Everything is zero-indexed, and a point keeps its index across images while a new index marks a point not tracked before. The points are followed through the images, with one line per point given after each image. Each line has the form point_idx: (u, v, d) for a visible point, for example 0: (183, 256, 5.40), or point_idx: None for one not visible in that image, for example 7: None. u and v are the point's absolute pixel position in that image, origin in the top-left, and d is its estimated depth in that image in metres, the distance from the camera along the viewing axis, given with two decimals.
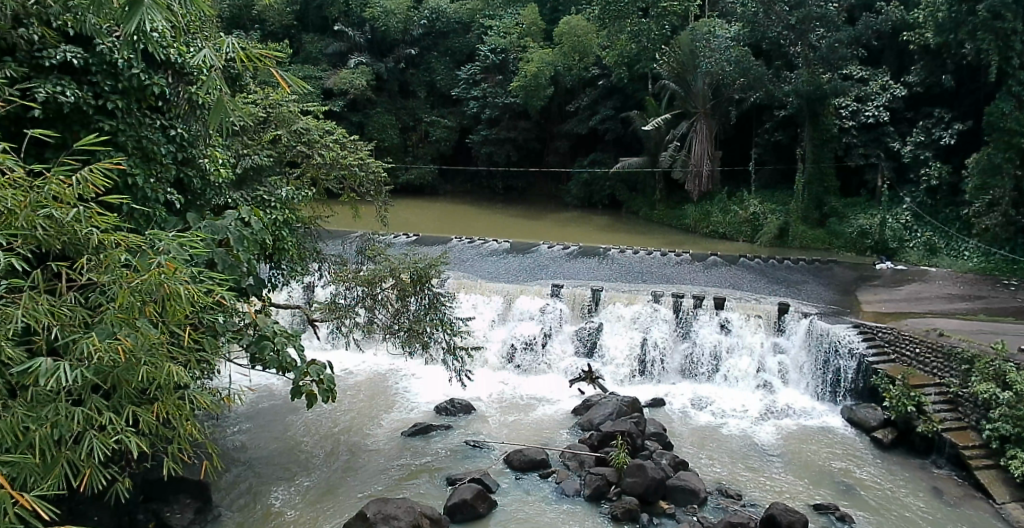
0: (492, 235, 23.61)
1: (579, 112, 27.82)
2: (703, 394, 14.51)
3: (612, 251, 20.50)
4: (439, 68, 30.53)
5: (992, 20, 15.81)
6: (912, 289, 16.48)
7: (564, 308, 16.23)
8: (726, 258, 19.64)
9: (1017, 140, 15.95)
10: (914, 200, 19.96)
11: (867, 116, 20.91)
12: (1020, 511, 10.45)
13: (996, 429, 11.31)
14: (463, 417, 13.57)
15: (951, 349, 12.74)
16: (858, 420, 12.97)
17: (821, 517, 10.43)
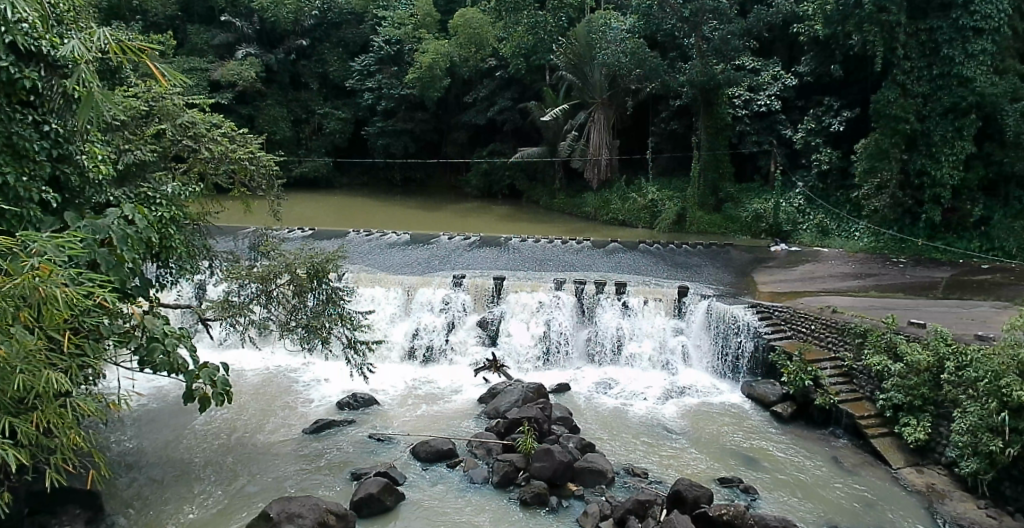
0: (392, 227, 23.13)
1: (478, 104, 27.53)
2: (608, 377, 14.59)
3: (513, 241, 20.40)
4: (332, 59, 29.45)
5: (879, 12, 16.61)
6: (805, 269, 17.18)
7: (467, 298, 15.89)
8: (626, 244, 19.93)
9: (901, 126, 16.82)
10: (806, 185, 20.80)
11: (760, 105, 21.55)
12: (915, 475, 10.78)
13: (889, 399, 11.63)
14: (365, 412, 13.10)
15: (845, 325, 13.13)
16: (758, 395, 13.20)
17: (726, 491, 10.55)
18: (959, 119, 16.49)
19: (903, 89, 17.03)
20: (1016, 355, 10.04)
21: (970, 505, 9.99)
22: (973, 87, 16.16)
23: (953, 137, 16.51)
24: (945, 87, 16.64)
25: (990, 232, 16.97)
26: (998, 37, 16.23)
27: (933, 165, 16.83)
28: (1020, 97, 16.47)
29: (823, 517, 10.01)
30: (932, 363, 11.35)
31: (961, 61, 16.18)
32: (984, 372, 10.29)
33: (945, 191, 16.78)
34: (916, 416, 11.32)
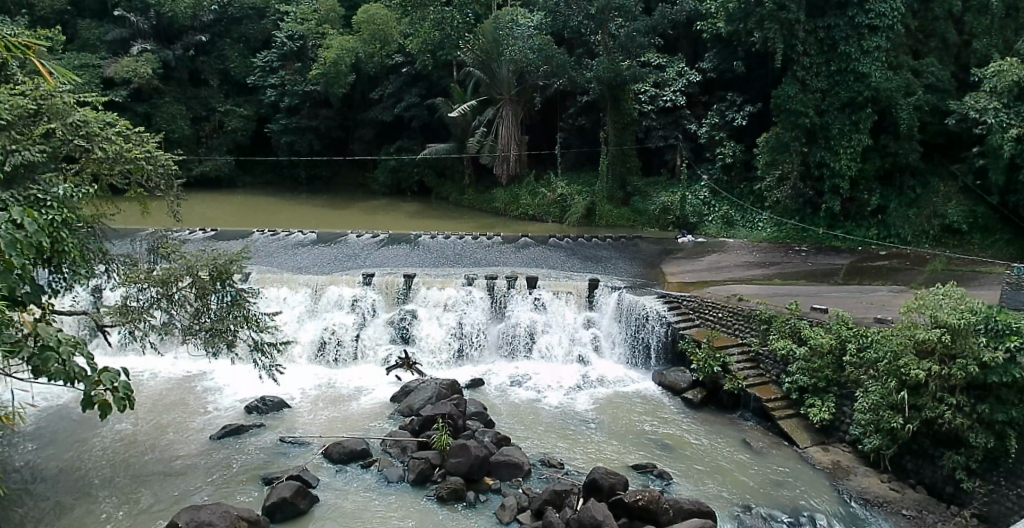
0: (298, 225, 22.38)
1: (384, 100, 27.21)
2: (521, 371, 14.32)
3: (423, 237, 20.09)
4: (233, 55, 28.08)
5: (778, 10, 17.31)
6: (712, 260, 17.70)
7: (377, 297, 15.51)
8: (536, 239, 19.98)
9: (801, 120, 17.58)
10: (711, 178, 21.43)
11: (665, 101, 22.05)
12: (821, 453, 10.83)
13: (795, 382, 11.70)
14: (275, 416, 12.49)
15: (751, 311, 13.19)
16: (668, 383, 13.20)
17: (640, 476, 10.39)
18: (855, 112, 17.39)
19: (803, 85, 17.81)
20: (913, 336, 9.88)
21: (874, 480, 10.05)
22: (868, 82, 17.02)
23: (851, 131, 17.39)
24: (841, 83, 17.48)
25: (886, 220, 17.99)
26: (890, 33, 17.04)
27: (832, 157, 17.62)
28: (912, 92, 17.50)
29: (735, 495, 9.91)
30: (834, 346, 11.49)
31: (858, 57, 17.03)
32: (884, 352, 10.20)
33: (844, 181, 17.53)
34: (821, 397, 11.44)
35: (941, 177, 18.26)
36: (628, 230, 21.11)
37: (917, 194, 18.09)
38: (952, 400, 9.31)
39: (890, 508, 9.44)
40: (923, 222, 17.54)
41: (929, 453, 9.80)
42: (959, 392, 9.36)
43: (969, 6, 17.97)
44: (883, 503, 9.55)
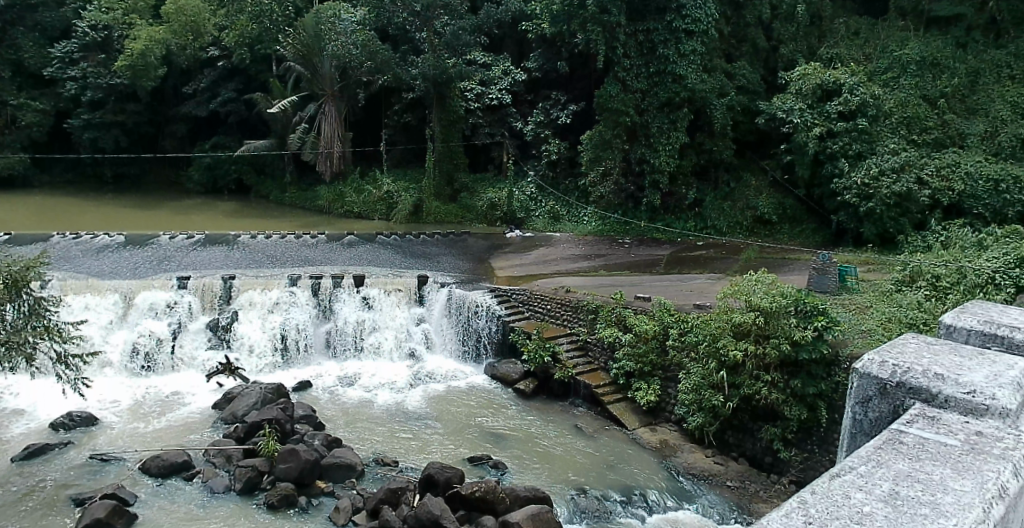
0: (101, 228, 20.05)
1: (198, 95, 24.94)
2: (351, 371, 13.62)
3: (243, 237, 18.78)
4: (28, 45, 24.40)
5: (601, 14, 18.15)
6: (540, 254, 18.04)
7: (193, 300, 14.14)
8: (363, 237, 19.28)
9: (623, 119, 18.44)
10: (537, 173, 21.85)
11: (491, 98, 22.37)
12: (648, 433, 11.29)
13: (621, 367, 12.12)
14: (86, 431, 11.02)
15: (578, 302, 13.28)
16: (501, 375, 13.10)
17: (475, 468, 10.16)
18: (673, 112, 18.47)
19: (624, 85, 18.58)
20: (730, 319, 10.53)
21: (700, 455, 10.67)
22: (684, 84, 18.15)
23: (669, 129, 18.47)
24: (660, 84, 18.45)
25: (703, 213, 19.36)
26: (705, 38, 18.28)
27: (652, 154, 18.61)
28: (725, 92, 18.86)
29: (570, 479, 10.01)
30: (658, 331, 11.84)
31: (674, 60, 18.09)
32: (704, 335, 10.89)
33: (663, 176, 18.59)
34: (646, 381, 11.89)
35: (752, 173, 20.05)
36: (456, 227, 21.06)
37: (731, 188, 19.69)
38: (767, 377, 10.05)
39: (716, 480, 10.05)
40: (737, 214, 19.04)
41: (749, 427, 10.57)
42: (773, 370, 10.06)
43: (776, 14, 19.92)
44: (709, 476, 10.13)
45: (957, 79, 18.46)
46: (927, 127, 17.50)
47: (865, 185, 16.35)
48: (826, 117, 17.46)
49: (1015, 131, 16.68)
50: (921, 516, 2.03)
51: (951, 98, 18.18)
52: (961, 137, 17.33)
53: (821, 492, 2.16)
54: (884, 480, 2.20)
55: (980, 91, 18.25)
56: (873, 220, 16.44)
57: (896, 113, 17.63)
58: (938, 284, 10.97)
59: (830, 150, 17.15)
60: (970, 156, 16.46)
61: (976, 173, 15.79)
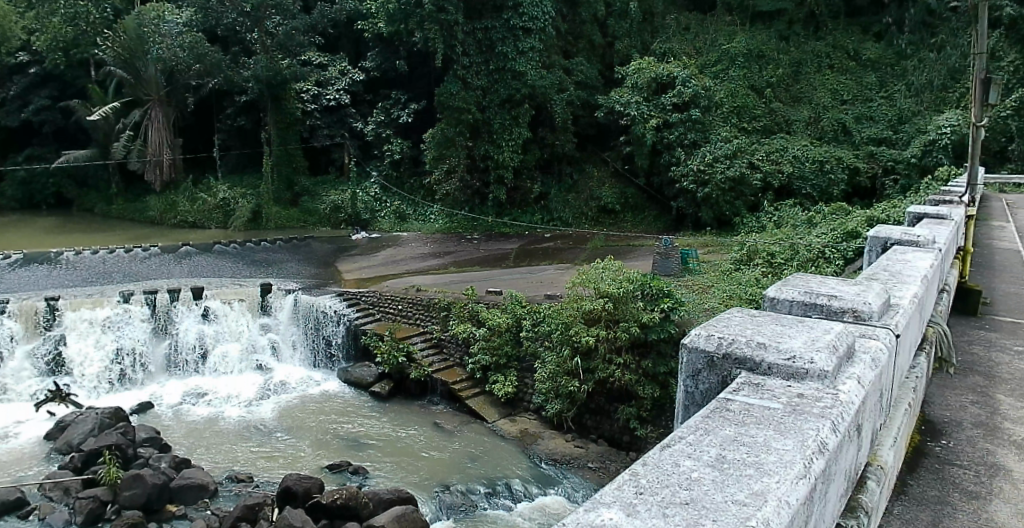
0: None
1: (7, 104, 22.78)
2: (195, 387, 12.71)
3: (68, 254, 17.41)
4: None
5: (438, 12, 18.18)
6: (386, 255, 17.76)
7: (14, 325, 12.71)
8: (199, 247, 18.33)
9: (464, 116, 18.60)
10: (381, 173, 21.64)
11: (329, 99, 21.61)
12: (509, 424, 11.19)
13: (478, 362, 11.91)
14: None
15: (429, 300, 13.28)
16: (354, 379, 12.64)
17: (335, 476, 9.64)
18: (514, 108, 18.83)
19: (464, 83, 18.78)
20: (580, 307, 10.85)
21: (560, 440, 10.64)
22: (525, 80, 18.48)
23: (511, 125, 18.83)
24: (500, 81, 18.66)
25: (548, 205, 19.98)
26: (543, 36, 18.58)
27: (495, 150, 18.97)
28: (564, 88, 19.42)
29: (433, 477, 9.73)
30: (511, 324, 11.93)
31: (515, 57, 18.28)
32: (556, 325, 11.06)
33: (508, 171, 19.01)
34: (504, 373, 11.78)
35: (594, 164, 20.77)
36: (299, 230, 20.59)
37: (574, 180, 20.47)
38: (619, 359, 10.35)
39: (578, 462, 10.08)
40: (582, 205, 19.69)
41: (605, 408, 10.73)
42: (625, 352, 10.42)
43: (610, 12, 20.86)
44: (571, 460, 10.16)
45: (781, 70, 20.41)
46: (755, 115, 19.21)
47: (701, 171, 17.27)
48: (662, 110, 18.32)
49: (835, 118, 18.96)
50: (747, 476, 2.07)
51: (776, 88, 20.06)
52: (788, 125, 19.28)
53: (650, 462, 2.15)
54: (712, 446, 2.22)
55: (802, 81, 20.34)
56: (710, 205, 17.53)
57: (727, 103, 19.07)
58: (773, 260, 11.80)
59: (667, 140, 18.05)
60: (795, 140, 18.51)
61: (801, 156, 17.64)
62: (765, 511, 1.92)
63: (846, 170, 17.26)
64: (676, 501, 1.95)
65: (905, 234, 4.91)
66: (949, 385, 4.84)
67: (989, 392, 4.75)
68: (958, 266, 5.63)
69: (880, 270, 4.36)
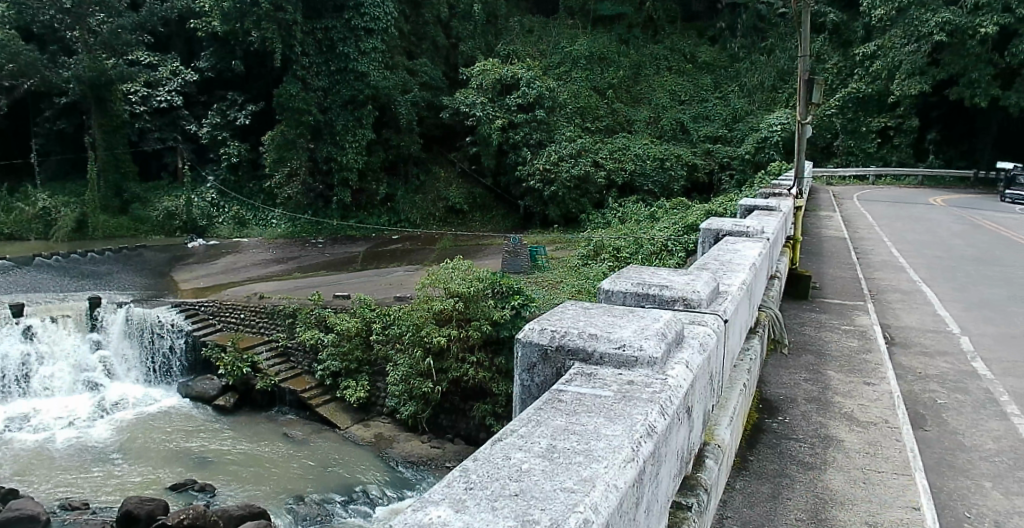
0: None
1: None
2: (15, 413, 11.52)
3: None
4: None
5: (275, 11, 17.54)
6: (226, 262, 16.98)
7: None
8: (17, 260, 16.59)
9: (306, 117, 18.22)
10: (217, 178, 20.94)
11: (159, 100, 20.57)
12: (362, 430, 10.97)
13: (327, 368, 11.76)
14: None
15: (274, 308, 12.86)
16: (197, 393, 11.95)
17: (179, 496, 9.05)
18: (357, 110, 18.80)
19: (304, 83, 18.40)
20: (430, 308, 10.75)
21: (416, 443, 10.57)
22: (367, 81, 18.65)
23: (354, 127, 18.81)
24: (341, 82, 18.70)
25: (395, 207, 20.31)
26: (385, 36, 18.91)
27: (338, 152, 18.86)
28: (409, 89, 19.84)
29: (286, 488, 9.39)
30: (360, 329, 11.81)
31: (356, 58, 18.46)
32: (407, 326, 10.93)
33: (352, 173, 18.92)
34: (354, 378, 11.67)
35: (441, 165, 21.53)
36: (131, 240, 18.97)
37: (420, 182, 20.87)
38: (473, 358, 10.43)
39: (435, 463, 10.08)
40: (430, 205, 20.41)
41: (460, 408, 10.75)
42: (478, 350, 10.50)
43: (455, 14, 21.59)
44: (428, 461, 10.13)
45: (622, 72, 22.63)
46: (598, 116, 20.79)
47: (547, 170, 18.43)
48: (506, 111, 19.49)
49: (674, 117, 21.22)
50: (576, 465, 2.11)
51: (618, 88, 22.14)
52: (628, 124, 21.14)
53: (482, 457, 2.17)
54: (543, 438, 2.27)
55: (642, 83, 22.75)
56: (557, 203, 18.68)
57: (571, 103, 20.41)
58: (619, 255, 12.43)
59: (513, 140, 19.11)
60: (636, 138, 20.26)
61: (643, 154, 19.16)
62: (592, 496, 1.97)
63: (685, 166, 19.20)
64: (506, 493, 1.95)
65: (736, 225, 4.53)
66: (784, 365, 5.11)
67: (819, 369, 5.07)
68: (789, 253, 5.95)
69: (711, 260, 4.09)
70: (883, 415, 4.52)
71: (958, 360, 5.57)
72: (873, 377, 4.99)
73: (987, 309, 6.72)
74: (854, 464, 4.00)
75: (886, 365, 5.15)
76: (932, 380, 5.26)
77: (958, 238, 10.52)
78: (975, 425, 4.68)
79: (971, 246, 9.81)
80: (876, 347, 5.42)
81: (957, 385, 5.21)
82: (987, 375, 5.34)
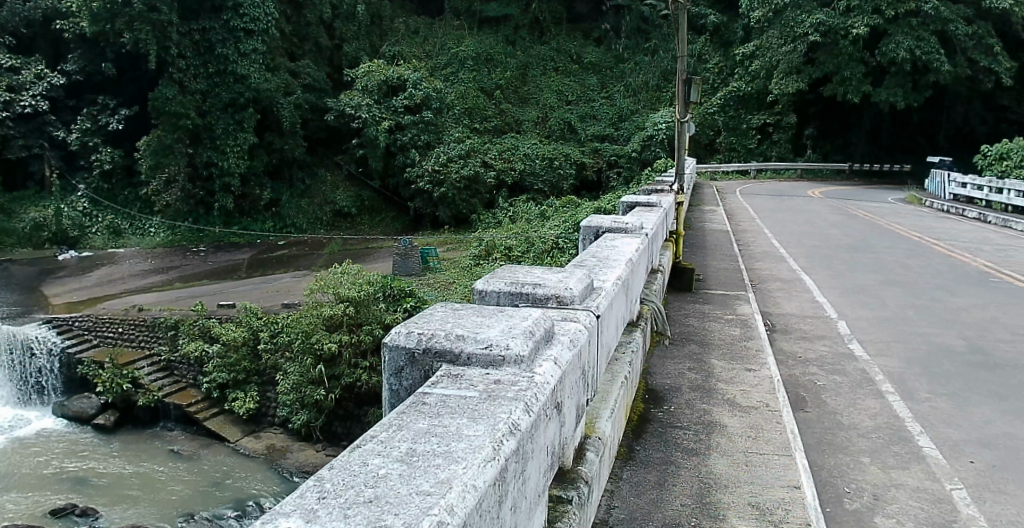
0: None
1: None
2: None
3: None
4: None
5: (148, 11, 16.89)
6: (102, 274, 16.18)
7: None
8: None
9: (183, 122, 17.64)
10: (88, 186, 20.09)
11: (23, 106, 18.85)
12: (253, 442, 10.55)
13: (213, 380, 11.24)
14: None
15: (155, 320, 12.36)
16: (74, 413, 11.34)
17: (60, 522, 8.45)
18: (238, 112, 18.39)
19: (180, 86, 17.81)
20: (320, 314, 10.40)
21: (310, 452, 10.22)
22: (248, 84, 18.32)
23: (235, 130, 18.44)
24: (220, 84, 18.21)
25: (280, 212, 20.30)
26: (265, 37, 18.67)
27: (218, 156, 18.40)
28: (291, 91, 20.20)
29: (174, 507, 8.95)
30: (248, 338, 11.40)
31: (234, 59, 17.98)
32: (297, 334, 10.58)
33: (233, 178, 18.59)
34: (243, 389, 11.18)
35: (327, 167, 22.03)
36: None
37: (305, 185, 21.32)
38: (366, 363, 10.12)
39: None
40: (317, 210, 20.71)
41: (356, 414, 10.35)
42: (371, 355, 10.23)
43: (338, 14, 22.47)
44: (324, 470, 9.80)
45: (509, 73, 24.92)
46: (486, 116, 22.51)
47: (436, 171, 19.23)
48: (393, 111, 20.15)
49: (561, 118, 23.19)
50: (434, 467, 1.72)
51: (505, 88, 24.29)
52: (516, 124, 23.15)
53: (339, 465, 1.75)
54: (403, 441, 1.87)
55: (529, 83, 25.02)
56: (447, 203, 19.57)
57: (460, 103, 21.97)
58: (511, 254, 12.59)
59: (400, 141, 19.76)
60: (526, 138, 22.08)
61: (532, 154, 20.78)
62: (450, 500, 1.60)
63: (574, 165, 21.07)
64: (360, 500, 1.58)
65: (615, 222, 4.62)
66: (669, 356, 5.25)
67: (702, 358, 5.24)
68: (671, 246, 6.20)
69: (588, 256, 4.14)
70: (764, 399, 4.67)
71: (836, 343, 5.87)
72: (754, 363, 5.16)
73: (862, 293, 7.11)
74: (737, 449, 4.10)
75: (766, 351, 5.35)
76: (812, 364, 5.50)
77: (834, 227, 11.15)
78: (851, 404, 4.91)
79: (846, 234, 10.40)
80: (757, 335, 5.65)
81: (835, 367, 5.46)
82: (863, 356, 5.64)
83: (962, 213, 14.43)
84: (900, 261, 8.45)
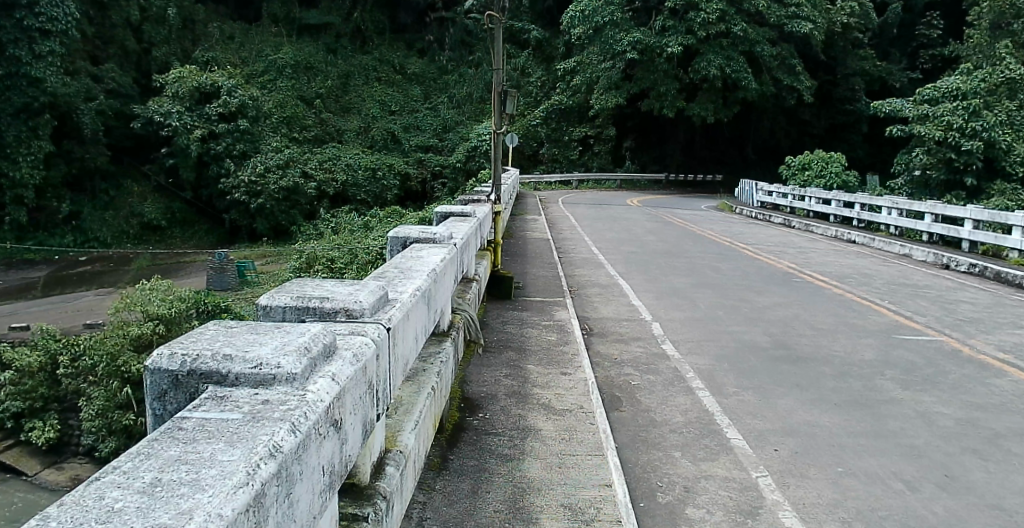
0: None
1: None
2: None
3: None
4: None
5: None
6: None
7: None
8: None
9: None
10: None
11: None
12: (55, 473, 9.47)
13: (6, 409, 10.03)
14: None
15: None
16: None
17: None
18: (31, 119, 17.81)
19: None
20: (127, 334, 9.84)
21: None
22: (43, 87, 17.49)
23: (29, 137, 17.87)
24: (11, 87, 17.31)
25: (80, 226, 19.87)
26: (64, 38, 17.87)
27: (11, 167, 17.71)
28: (93, 97, 20.19)
29: None
30: (45, 362, 10.50)
31: (29, 62, 17.15)
32: (99, 357, 9.83)
33: (28, 190, 17.91)
34: (40, 418, 10.00)
35: (132, 178, 21.91)
36: None
37: (109, 197, 21.02)
38: None
39: None
40: (121, 223, 20.41)
41: None
42: None
43: (145, 18, 22.69)
44: None
45: (330, 82, 26.41)
46: (306, 125, 23.67)
47: (252, 183, 19.76)
48: (206, 119, 20.34)
49: (385, 128, 25.11)
50: (177, 497, 1.29)
51: (325, 98, 25.67)
52: (337, 133, 24.45)
53: (72, 499, 1.28)
54: (150, 470, 1.40)
55: (350, 92, 26.89)
56: (265, 215, 20.23)
57: (277, 112, 23.05)
58: (333, 266, 12.54)
59: (213, 151, 20.15)
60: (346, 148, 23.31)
61: (355, 166, 21.98)
62: None
63: (397, 176, 22.64)
64: None
65: (423, 232, 4.69)
66: (486, 363, 5.36)
67: (517, 364, 5.36)
68: (488, 255, 6.41)
69: (391, 268, 4.06)
70: (578, 401, 4.80)
71: (650, 344, 6.17)
72: (569, 367, 5.34)
73: (675, 296, 7.50)
74: (551, 451, 4.13)
75: (580, 355, 5.56)
76: (627, 364, 5.76)
77: (650, 234, 11.73)
78: (663, 402, 5.13)
79: (661, 240, 11.01)
80: (572, 339, 5.86)
81: (648, 367, 5.73)
82: (674, 355, 5.96)
83: (769, 218, 15.62)
84: (710, 264, 9.00)
